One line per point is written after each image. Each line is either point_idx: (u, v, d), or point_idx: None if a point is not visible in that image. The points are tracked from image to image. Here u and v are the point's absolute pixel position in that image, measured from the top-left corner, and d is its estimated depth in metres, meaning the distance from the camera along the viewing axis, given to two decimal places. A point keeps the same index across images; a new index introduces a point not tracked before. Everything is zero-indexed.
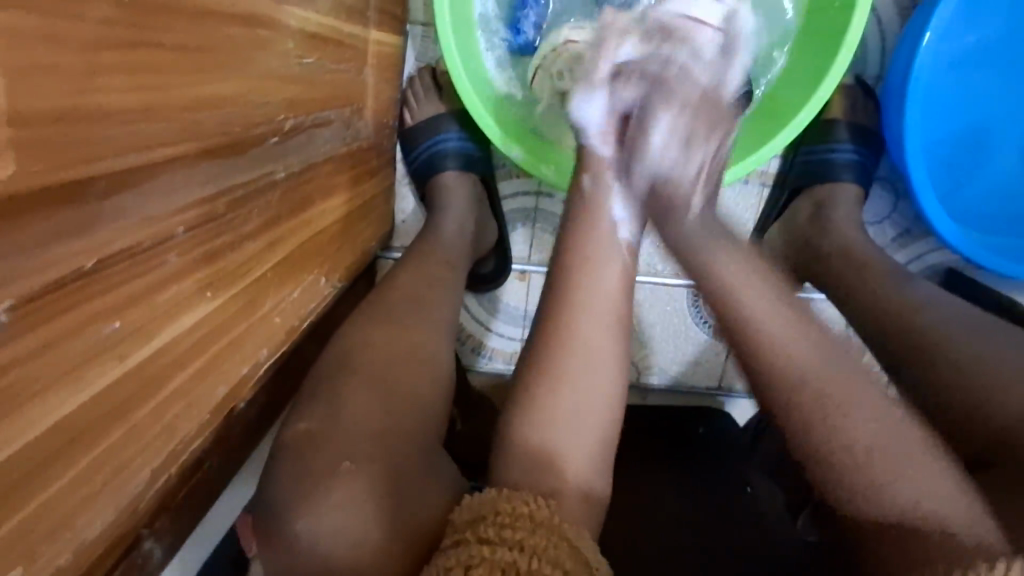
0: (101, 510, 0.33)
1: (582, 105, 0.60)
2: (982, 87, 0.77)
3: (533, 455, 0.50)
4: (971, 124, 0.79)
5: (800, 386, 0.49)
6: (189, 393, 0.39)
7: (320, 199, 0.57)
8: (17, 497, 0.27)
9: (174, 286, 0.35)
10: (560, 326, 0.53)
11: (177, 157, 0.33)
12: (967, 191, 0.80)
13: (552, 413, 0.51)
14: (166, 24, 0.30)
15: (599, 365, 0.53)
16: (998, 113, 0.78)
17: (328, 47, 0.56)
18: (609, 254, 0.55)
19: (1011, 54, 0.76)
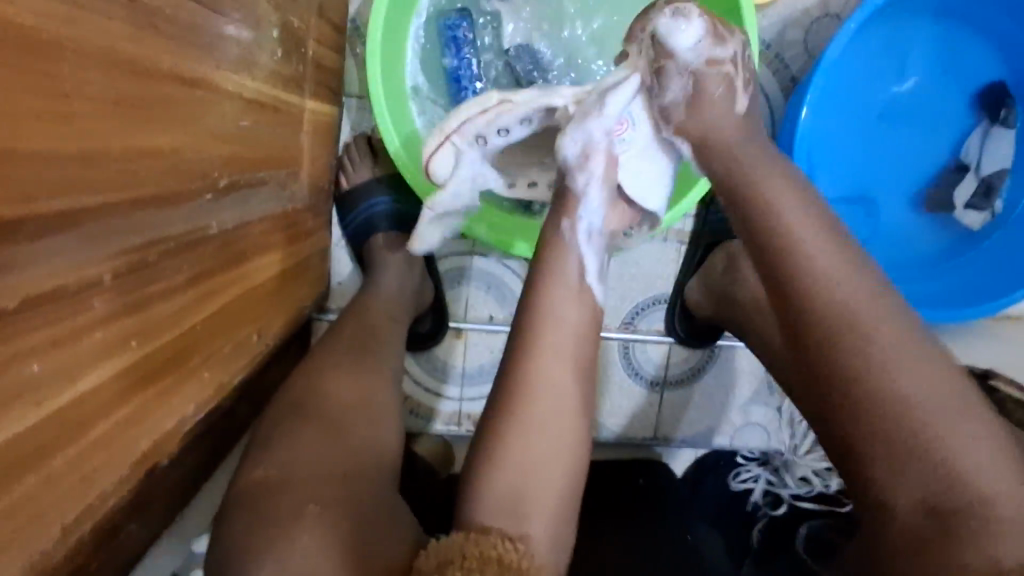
0: (9, 563, 0.33)
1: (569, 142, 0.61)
2: (852, 160, 0.95)
3: (502, 500, 0.52)
4: (851, 187, 0.96)
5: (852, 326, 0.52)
6: (111, 442, 0.40)
7: (254, 256, 0.61)
8: None
9: (99, 331, 0.37)
10: (530, 366, 0.56)
11: (104, 211, 0.36)
12: (857, 244, 0.96)
13: (525, 453, 0.53)
14: (107, 81, 0.34)
15: (567, 401, 0.56)
16: (868, 179, 0.96)
17: (265, 111, 0.60)
18: (575, 297, 0.59)
19: (869, 133, 0.95)
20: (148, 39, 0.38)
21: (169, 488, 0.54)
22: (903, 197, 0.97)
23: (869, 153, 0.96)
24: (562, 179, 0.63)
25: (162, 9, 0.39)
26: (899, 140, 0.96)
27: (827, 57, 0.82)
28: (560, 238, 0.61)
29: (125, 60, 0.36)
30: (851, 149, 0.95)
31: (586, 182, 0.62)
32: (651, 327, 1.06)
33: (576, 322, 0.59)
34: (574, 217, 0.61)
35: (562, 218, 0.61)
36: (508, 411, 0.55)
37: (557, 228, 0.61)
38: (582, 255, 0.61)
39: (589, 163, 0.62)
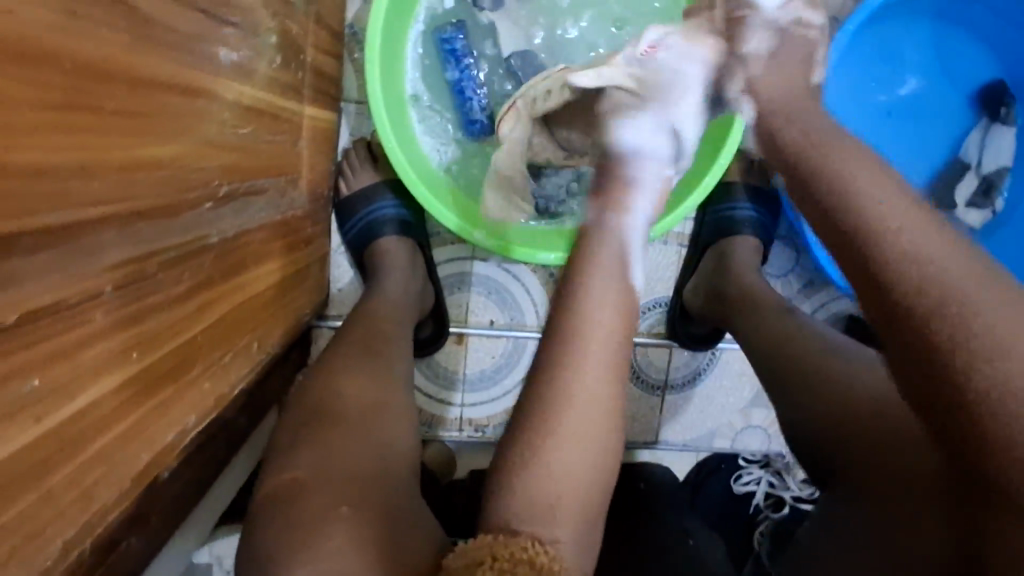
0: None
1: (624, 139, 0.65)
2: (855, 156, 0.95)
3: (533, 504, 0.50)
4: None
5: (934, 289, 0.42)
6: (111, 457, 0.40)
7: (252, 266, 0.60)
8: None
9: (99, 344, 0.37)
10: (565, 369, 0.53)
11: (101, 224, 0.36)
12: None
13: (560, 461, 0.51)
14: (105, 92, 0.34)
15: (603, 408, 0.53)
16: None
17: (264, 119, 0.60)
18: (612, 294, 0.56)
19: (871, 134, 0.95)
20: (147, 52, 0.38)
21: (170, 500, 0.54)
22: None
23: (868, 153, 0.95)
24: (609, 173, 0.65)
25: (160, 19, 0.39)
26: (899, 140, 0.96)
27: (829, 54, 0.82)
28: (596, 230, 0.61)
29: (120, 73, 0.35)
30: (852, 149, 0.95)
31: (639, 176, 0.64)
32: (651, 329, 1.06)
33: (612, 321, 0.55)
34: (619, 211, 0.61)
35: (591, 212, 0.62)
36: (541, 416, 0.52)
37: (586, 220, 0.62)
38: (626, 244, 0.60)
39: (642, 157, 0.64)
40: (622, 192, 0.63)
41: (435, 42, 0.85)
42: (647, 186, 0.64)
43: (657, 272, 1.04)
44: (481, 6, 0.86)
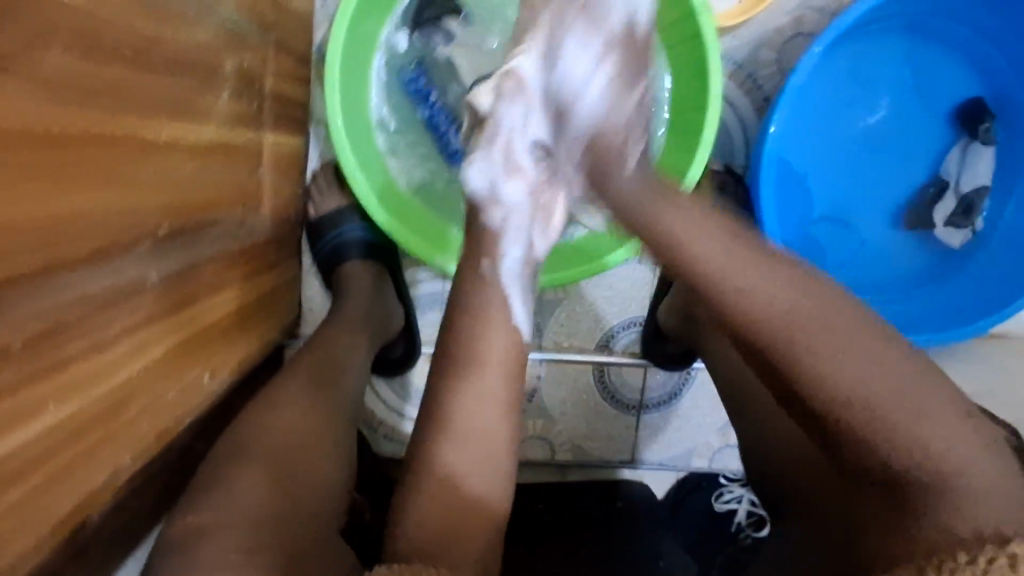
0: None
1: (468, 175, 0.63)
2: (826, 176, 0.94)
3: (444, 508, 0.53)
4: (830, 207, 0.95)
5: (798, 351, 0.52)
6: (29, 505, 0.41)
7: (206, 298, 0.61)
8: None
9: (11, 399, 0.37)
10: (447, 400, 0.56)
11: (14, 281, 0.36)
12: (832, 264, 0.95)
13: (456, 476, 0.54)
14: (12, 152, 0.35)
15: (491, 433, 0.56)
16: (847, 197, 0.95)
17: (215, 154, 0.61)
18: (500, 329, 0.59)
19: (843, 153, 0.94)
20: (64, 110, 0.38)
21: (114, 531, 0.55)
22: (881, 214, 0.95)
23: (844, 173, 0.95)
24: (477, 213, 0.63)
25: (80, 76, 0.39)
26: (874, 160, 0.94)
27: (790, 83, 0.82)
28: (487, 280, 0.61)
29: (31, 134, 0.36)
30: (825, 169, 0.94)
31: (502, 216, 0.63)
32: (626, 349, 1.06)
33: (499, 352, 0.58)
34: (493, 256, 0.61)
35: (482, 259, 0.61)
36: (433, 448, 0.55)
37: (477, 268, 0.61)
38: (506, 294, 0.60)
39: (500, 199, 0.63)
40: (495, 241, 0.62)
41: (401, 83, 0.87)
42: (512, 231, 0.63)
43: (631, 291, 1.04)
44: (436, 44, 0.87)
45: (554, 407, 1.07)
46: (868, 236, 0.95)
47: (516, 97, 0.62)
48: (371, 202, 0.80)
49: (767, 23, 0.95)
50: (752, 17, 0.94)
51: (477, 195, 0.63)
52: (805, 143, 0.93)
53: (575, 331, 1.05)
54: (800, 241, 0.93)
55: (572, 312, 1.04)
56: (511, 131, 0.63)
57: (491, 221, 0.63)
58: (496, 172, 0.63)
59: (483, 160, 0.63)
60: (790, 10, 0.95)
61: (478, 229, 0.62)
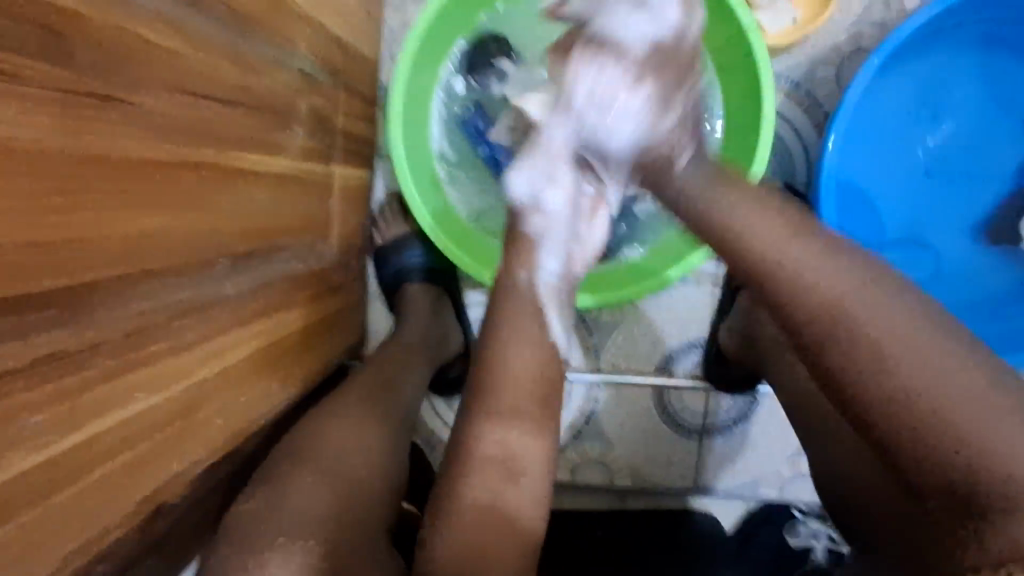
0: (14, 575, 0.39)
1: (515, 182, 0.72)
2: (896, 193, 0.91)
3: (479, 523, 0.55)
4: (905, 229, 0.91)
5: (868, 350, 0.50)
6: (112, 484, 0.46)
7: (276, 313, 0.67)
8: None
9: (104, 387, 0.43)
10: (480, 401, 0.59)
11: (110, 284, 0.42)
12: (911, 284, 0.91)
13: (484, 480, 0.57)
14: (117, 175, 0.41)
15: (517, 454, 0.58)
16: (923, 213, 0.92)
17: (287, 183, 0.67)
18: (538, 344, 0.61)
19: (915, 170, 0.91)
20: (159, 142, 0.45)
21: (188, 524, 0.61)
22: (964, 228, 0.91)
23: (917, 194, 0.91)
24: (522, 219, 0.69)
25: (170, 112, 0.46)
26: (947, 176, 0.91)
27: (846, 99, 0.80)
28: (518, 286, 0.64)
29: (132, 161, 0.42)
30: (896, 191, 0.91)
31: (540, 224, 0.69)
32: (686, 372, 1.04)
33: (525, 354, 0.61)
34: (530, 270, 0.65)
35: (519, 270, 0.65)
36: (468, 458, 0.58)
37: (512, 278, 0.65)
38: (541, 305, 0.64)
39: (541, 204, 0.70)
40: (531, 251, 0.66)
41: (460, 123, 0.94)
42: (551, 240, 0.68)
43: (690, 313, 1.03)
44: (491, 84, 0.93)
45: (613, 431, 1.05)
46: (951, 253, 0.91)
47: (560, 108, 0.70)
48: (433, 229, 0.85)
49: (824, 40, 0.95)
50: (808, 35, 0.93)
51: (524, 202, 0.70)
52: (868, 161, 0.90)
53: (632, 353, 1.04)
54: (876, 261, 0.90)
55: (629, 335, 1.04)
56: (552, 138, 0.71)
57: (530, 228, 0.68)
58: (540, 183, 0.71)
59: (540, 177, 0.71)
60: (849, 27, 0.94)
61: (518, 233, 0.68)
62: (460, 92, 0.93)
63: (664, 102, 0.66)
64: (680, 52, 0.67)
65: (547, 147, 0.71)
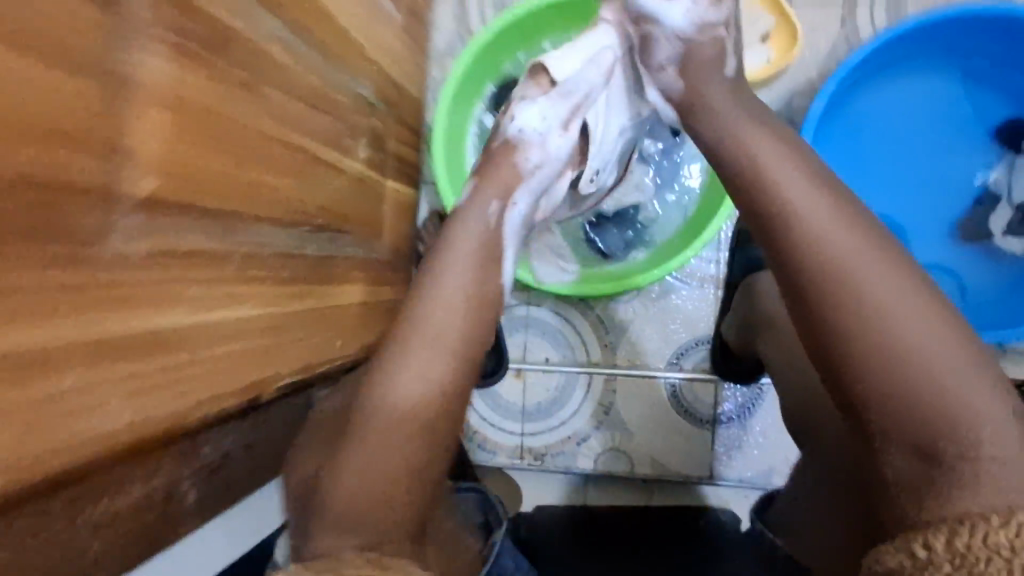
0: (180, 403, 0.53)
1: (519, 108, 0.79)
2: (876, 205, 1.07)
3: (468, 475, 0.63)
4: (889, 231, 1.08)
5: (861, 309, 0.55)
6: (235, 365, 0.61)
7: (340, 281, 0.84)
8: (142, 356, 0.49)
9: (230, 287, 0.59)
10: (391, 370, 0.69)
11: (237, 214, 0.60)
12: None
13: (382, 440, 0.66)
14: (246, 137, 0.59)
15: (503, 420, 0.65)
16: (901, 220, 1.08)
17: (353, 181, 0.86)
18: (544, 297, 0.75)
19: (889, 184, 1.08)
20: (272, 122, 0.64)
21: (266, 440, 0.75)
22: (939, 233, 1.07)
23: (896, 199, 1.08)
24: (517, 151, 0.79)
25: (281, 103, 0.65)
26: (916, 188, 1.08)
27: (812, 112, 0.95)
28: (491, 218, 0.76)
29: (255, 130, 0.61)
30: (876, 199, 1.08)
31: (532, 163, 0.79)
32: (696, 366, 1.15)
33: (445, 327, 0.70)
34: (506, 204, 0.77)
35: (494, 201, 0.77)
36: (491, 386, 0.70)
37: (487, 207, 0.76)
38: (504, 243, 0.77)
39: (538, 147, 0.79)
40: (512, 187, 0.78)
41: None
42: (533, 181, 0.79)
43: (697, 313, 1.15)
44: None
45: (631, 424, 1.16)
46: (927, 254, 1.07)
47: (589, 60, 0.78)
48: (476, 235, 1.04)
49: (798, 76, 1.10)
50: (784, 71, 1.09)
51: (523, 134, 0.79)
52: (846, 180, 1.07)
53: (646, 350, 1.16)
54: None
55: (641, 333, 1.15)
56: (577, 99, 0.79)
57: (524, 163, 0.79)
58: (552, 120, 0.79)
59: (551, 116, 0.79)
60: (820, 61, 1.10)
61: (510, 163, 0.78)
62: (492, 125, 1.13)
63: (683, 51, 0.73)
64: (712, 35, 0.72)
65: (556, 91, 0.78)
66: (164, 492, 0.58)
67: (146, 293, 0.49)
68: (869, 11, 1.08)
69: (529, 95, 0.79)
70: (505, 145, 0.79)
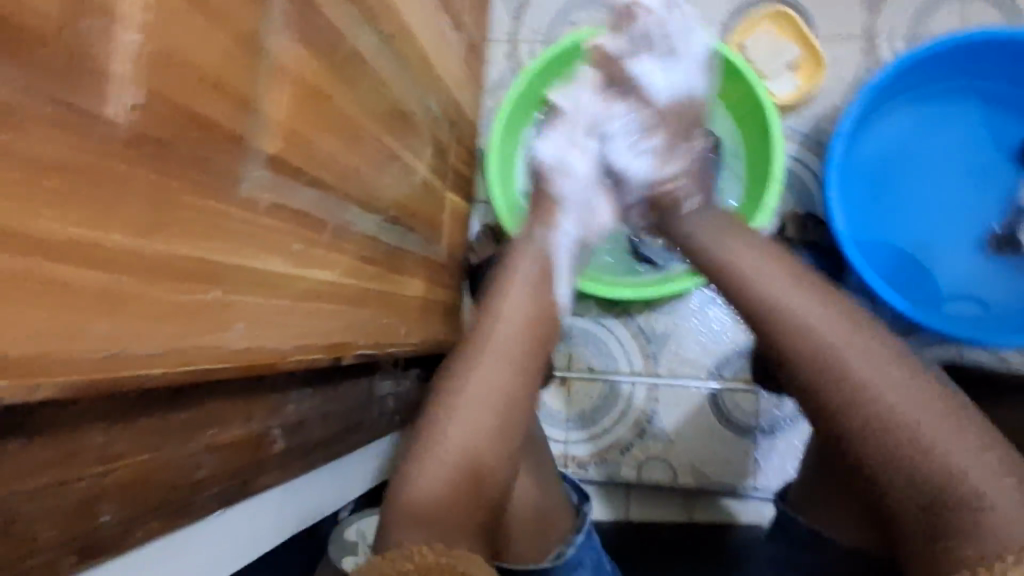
0: (283, 344, 0.59)
1: (541, 146, 0.93)
2: (898, 221, 1.13)
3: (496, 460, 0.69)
4: (913, 245, 1.13)
5: (830, 351, 0.61)
6: (323, 324, 0.67)
7: (405, 273, 0.91)
8: (257, 291, 0.55)
9: (324, 251, 0.66)
10: (456, 374, 0.72)
11: (332, 189, 0.68)
12: (922, 294, 1.11)
13: (437, 444, 0.67)
14: (342, 123, 0.68)
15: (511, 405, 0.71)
16: (925, 236, 1.13)
17: (420, 183, 0.95)
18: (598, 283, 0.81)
19: (914, 201, 1.13)
20: (362, 115, 0.72)
21: (337, 412, 0.80)
22: (968, 249, 1.12)
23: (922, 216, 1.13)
24: (547, 177, 0.90)
25: (370, 101, 0.74)
26: (942, 206, 1.13)
27: (839, 129, 1.02)
28: (536, 241, 0.84)
29: (349, 118, 0.69)
30: (898, 214, 1.13)
31: (563, 183, 0.89)
32: (736, 376, 1.17)
33: (506, 349, 0.73)
34: (547, 227, 0.84)
35: (538, 226, 0.85)
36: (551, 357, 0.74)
37: (538, 235, 0.84)
38: (555, 267, 0.83)
39: (565, 172, 0.90)
40: (554, 213, 0.86)
41: None
42: (570, 204, 0.88)
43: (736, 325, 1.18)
44: None
45: (674, 433, 1.18)
46: (949, 270, 1.12)
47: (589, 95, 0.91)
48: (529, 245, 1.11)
49: (825, 102, 1.18)
50: (812, 96, 1.17)
51: (550, 166, 0.91)
52: (867, 198, 1.13)
53: (687, 360, 1.19)
54: (887, 275, 1.11)
55: (681, 343, 1.19)
56: (585, 121, 0.91)
57: (555, 188, 0.88)
58: (565, 140, 0.92)
59: (567, 143, 0.92)
60: (845, 88, 1.18)
61: (547, 192, 0.89)
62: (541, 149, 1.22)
63: (659, 159, 0.87)
64: (666, 189, 0.85)
65: (565, 121, 0.93)
66: (261, 434, 0.63)
67: (266, 236, 0.56)
68: (889, 44, 1.17)
69: (546, 136, 0.94)
70: (539, 176, 0.92)
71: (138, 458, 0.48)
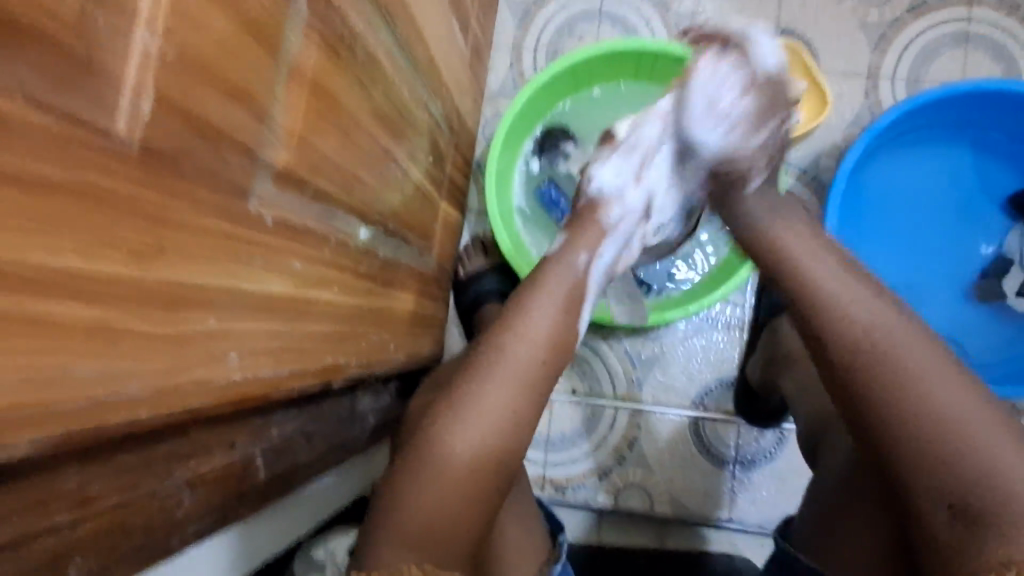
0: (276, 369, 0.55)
1: (598, 178, 0.82)
2: (889, 262, 1.14)
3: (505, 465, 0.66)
4: (902, 285, 1.14)
5: (886, 365, 0.58)
6: (317, 345, 0.62)
7: (398, 286, 0.86)
8: (255, 315, 0.50)
9: (323, 267, 0.62)
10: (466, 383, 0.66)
11: (337, 202, 0.63)
12: None
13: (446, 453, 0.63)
14: (351, 131, 0.63)
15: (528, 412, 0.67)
16: (913, 278, 1.14)
17: (418, 192, 0.90)
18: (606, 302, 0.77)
19: (903, 243, 1.15)
20: (371, 123, 0.68)
21: (321, 431, 0.75)
22: (952, 295, 1.14)
23: (913, 256, 1.15)
24: (601, 205, 0.80)
25: (379, 108, 0.70)
26: (929, 250, 1.15)
27: (844, 165, 1.01)
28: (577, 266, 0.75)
29: (358, 127, 0.65)
30: (889, 253, 1.15)
31: (617, 214, 0.80)
32: (719, 406, 1.17)
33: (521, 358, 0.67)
34: (591, 255, 0.76)
35: (578, 252, 0.76)
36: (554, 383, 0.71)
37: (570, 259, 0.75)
38: (587, 294, 0.76)
39: (618, 198, 0.81)
40: (598, 240, 0.77)
41: (535, 191, 1.19)
42: (619, 233, 0.80)
43: (722, 355, 1.18)
44: (559, 162, 1.20)
45: (653, 460, 1.17)
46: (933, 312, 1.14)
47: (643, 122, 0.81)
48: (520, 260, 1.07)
49: (824, 139, 1.19)
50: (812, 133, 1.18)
51: (604, 192, 0.81)
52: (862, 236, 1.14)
53: (672, 387, 1.18)
54: None
55: (667, 371, 1.18)
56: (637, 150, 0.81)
57: (607, 219, 0.80)
58: (621, 171, 0.81)
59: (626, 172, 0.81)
60: (845, 127, 1.19)
61: (597, 219, 0.80)
62: (537, 168, 1.20)
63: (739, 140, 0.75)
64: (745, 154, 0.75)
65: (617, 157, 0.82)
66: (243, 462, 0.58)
67: (268, 255, 0.51)
68: (890, 86, 1.18)
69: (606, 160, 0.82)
70: (588, 205, 0.81)
71: (116, 503, 0.43)
